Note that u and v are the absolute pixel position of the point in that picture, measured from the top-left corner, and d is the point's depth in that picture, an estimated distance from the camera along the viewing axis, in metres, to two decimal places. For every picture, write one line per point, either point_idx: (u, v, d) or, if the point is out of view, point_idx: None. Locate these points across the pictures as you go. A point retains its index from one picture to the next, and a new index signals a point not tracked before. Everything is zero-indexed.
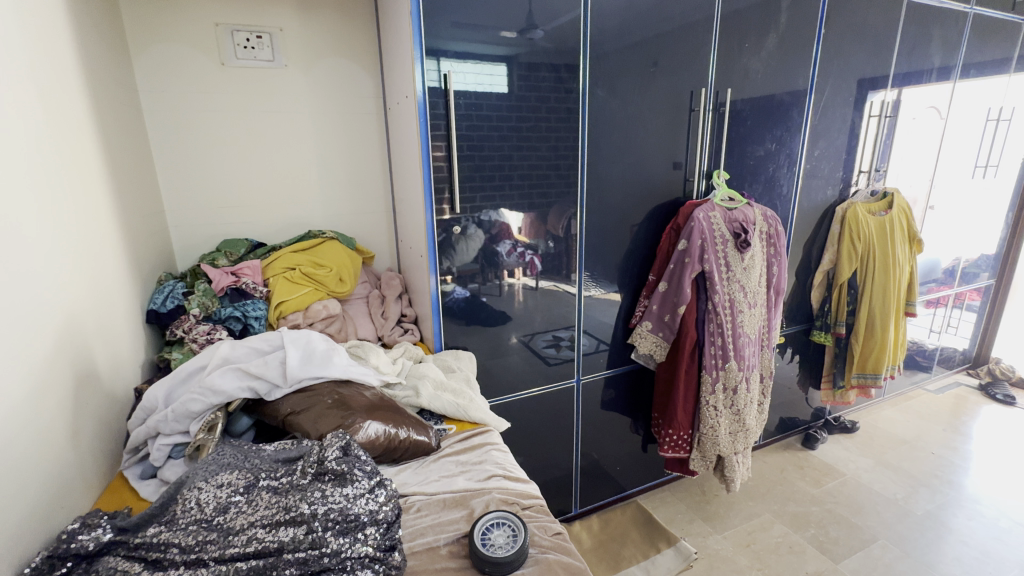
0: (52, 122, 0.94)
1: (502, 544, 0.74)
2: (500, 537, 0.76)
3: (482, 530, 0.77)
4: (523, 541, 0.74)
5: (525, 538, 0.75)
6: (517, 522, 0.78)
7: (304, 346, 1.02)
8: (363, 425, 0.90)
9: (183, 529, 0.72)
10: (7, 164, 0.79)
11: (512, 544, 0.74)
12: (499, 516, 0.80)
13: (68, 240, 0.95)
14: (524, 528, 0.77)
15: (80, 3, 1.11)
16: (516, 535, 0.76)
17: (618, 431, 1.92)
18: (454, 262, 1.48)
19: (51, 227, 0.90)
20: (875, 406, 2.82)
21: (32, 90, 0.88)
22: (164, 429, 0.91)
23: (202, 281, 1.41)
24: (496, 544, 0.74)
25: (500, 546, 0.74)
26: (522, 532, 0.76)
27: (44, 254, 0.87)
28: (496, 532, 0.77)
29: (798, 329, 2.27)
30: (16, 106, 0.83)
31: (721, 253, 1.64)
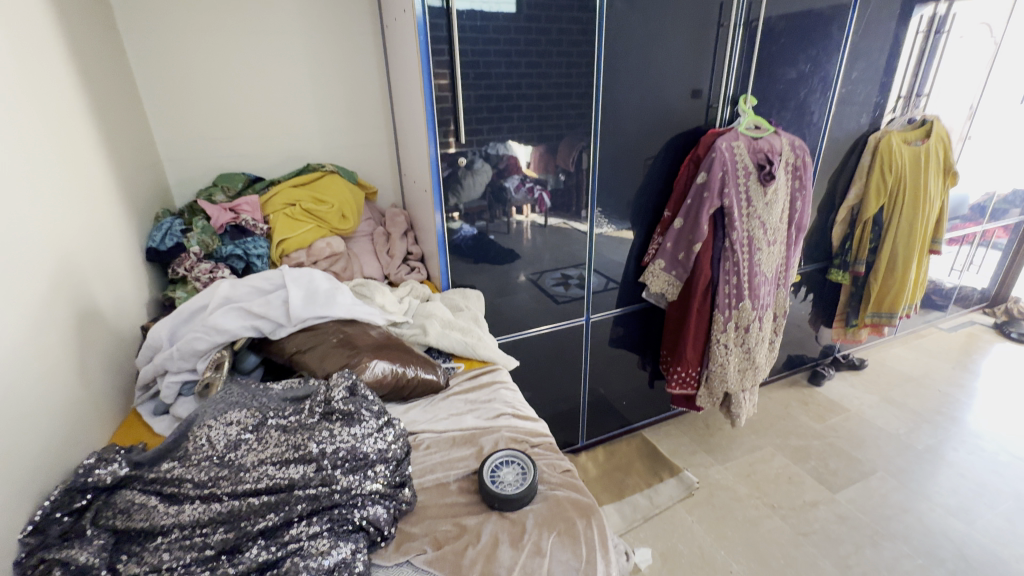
0: (15, 41, 0.85)
1: (511, 481, 0.75)
2: (508, 475, 0.76)
3: (490, 468, 0.77)
4: (533, 478, 0.75)
5: (535, 475, 0.76)
6: (525, 459, 0.79)
7: (306, 285, 0.98)
8: (369, 364, 0.88)
9: (195, 465, 0.72)
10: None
11: (521, 481, 0.75)
12: (507, 454, 0.80)
13: (51, 176, 0.89)
14: (534, 466, 0.77)
15: None
16: (525, 473, 0.76)
17: (626, 367, 1.93)
18: (461, 198, 1.41)
19: (30, 160, 0.84)
20: (885, 344, 2.80)
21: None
22: (171, 366, 0.91)
23: (200, 218, 1.35)
24: (504, 482, 0.75)
25: (509, 484, 0.74)
26: (531, 469, 0.77)
27: (26, 190, 0.81)
28: (505, 469, 0.78)
29: (815, 267, 2.21)
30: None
31: (742, 186, 1.55)
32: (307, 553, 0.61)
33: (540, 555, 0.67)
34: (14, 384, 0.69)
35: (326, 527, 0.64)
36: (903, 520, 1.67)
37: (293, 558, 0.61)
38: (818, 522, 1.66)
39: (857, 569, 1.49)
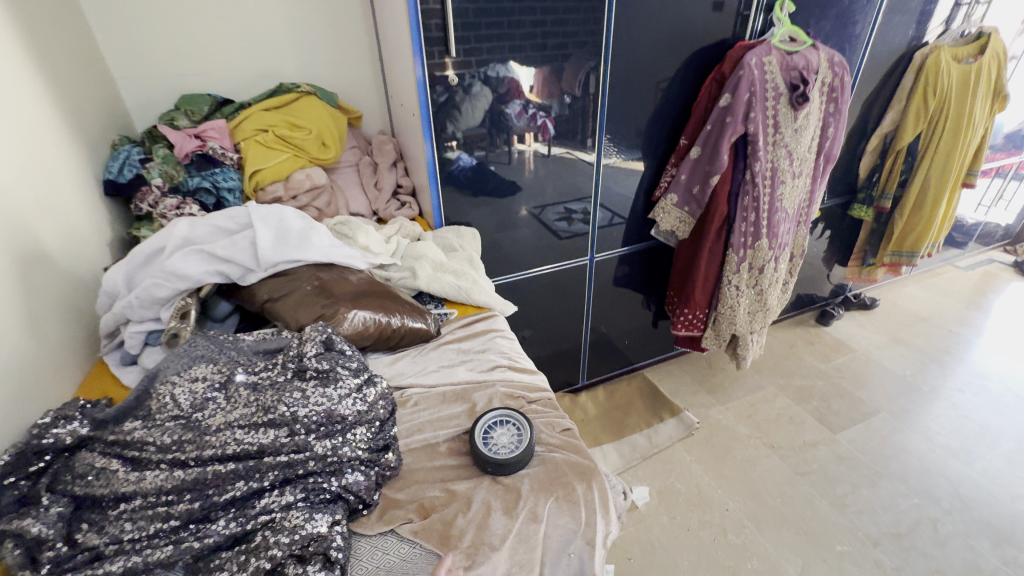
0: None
1: (506, 444, 0.69)
2: (503, 437, 0.70)
3: (482, 429, 0.71)
4: (528, 441, 0.69)
5: (530, 437, 0.70)
6: (522, 420, 0.72)
7: (276, 225, 0.87)
8: (348, 314, 0.79)
9: (159, 426, 0.66)
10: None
11: (516, 443, 0.69)
12: (502, 414, 0.74)
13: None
14: (530, 427, 0.71)
15: None
16: (521, 435, 0.70)
17: (629, 307, 1.86)
18: (459, 125, 1.25)
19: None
20: (897, 282, 2.71)
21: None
22: (133, 315, 0.82)
23: (161, 146, 1.21)
24: (498, 445, 0.69)
25: (503, 447, 0.68)
26: (527, 432, 0.70)
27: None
28: (499, 430, 0.71)
29: (837, 202, 2.06)
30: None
31: (770, 110, 1.37)
32: (280, 527, 0.56)
33: (536, 521, 0.63)
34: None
35: (300, 497, 0.58)
36: (902, 460, 1.67)
37: (265, 532, 0.56)
38: (816, 461, 1.67)
39: (852, 508, 1.51)
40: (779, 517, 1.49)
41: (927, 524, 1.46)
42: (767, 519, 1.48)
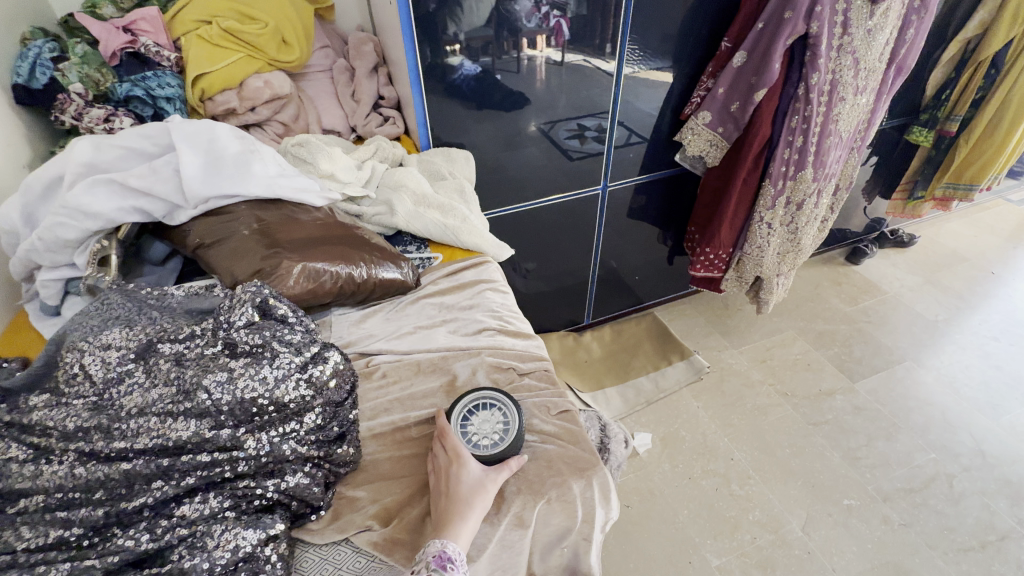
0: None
1: (487, 437, 0.56)
2: (484, 426, 0.58)
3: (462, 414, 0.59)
4: (509, 443, 0.56)
5: (514, 439, 0.56)
6: (513, 410, 0.58)
7: (206, 148, 0.68)
8: (294, 267, 0.63)
9: (66, 405, 0.53)
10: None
11: (500, 438, 0.57)
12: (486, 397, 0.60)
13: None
14: (518, 425, 0.57)
15: None
16: (507, 427, 0.57)
17: (644, 242, 1.68)
18: (462, 26, 1.01)
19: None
20: (941, 216, 2.46)
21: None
22: (42, 261, 0.67)
23: (80, 41, 0.98)
24: (478, 436, 0.56)
25: (483, 440, 0.56)
26: (515, 426, 0.57)
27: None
28: (481, 416, 0.59)
29: (893, 124, 1.78)
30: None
31: (841, 4, 1.08)
32: (200, 546, 0.45)
33: (522, 527, 0.53)
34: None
35: (228, 506, 0.47)
36: (924, 412, 1.58)
37: (181, 550, 0.45)
38: (832, 411, 1.58)
39: (865, 462, 1.44)
40: (787, 469, 1.43)
41: (942, 480, 1.40)
42: (774, 471, 1.42)
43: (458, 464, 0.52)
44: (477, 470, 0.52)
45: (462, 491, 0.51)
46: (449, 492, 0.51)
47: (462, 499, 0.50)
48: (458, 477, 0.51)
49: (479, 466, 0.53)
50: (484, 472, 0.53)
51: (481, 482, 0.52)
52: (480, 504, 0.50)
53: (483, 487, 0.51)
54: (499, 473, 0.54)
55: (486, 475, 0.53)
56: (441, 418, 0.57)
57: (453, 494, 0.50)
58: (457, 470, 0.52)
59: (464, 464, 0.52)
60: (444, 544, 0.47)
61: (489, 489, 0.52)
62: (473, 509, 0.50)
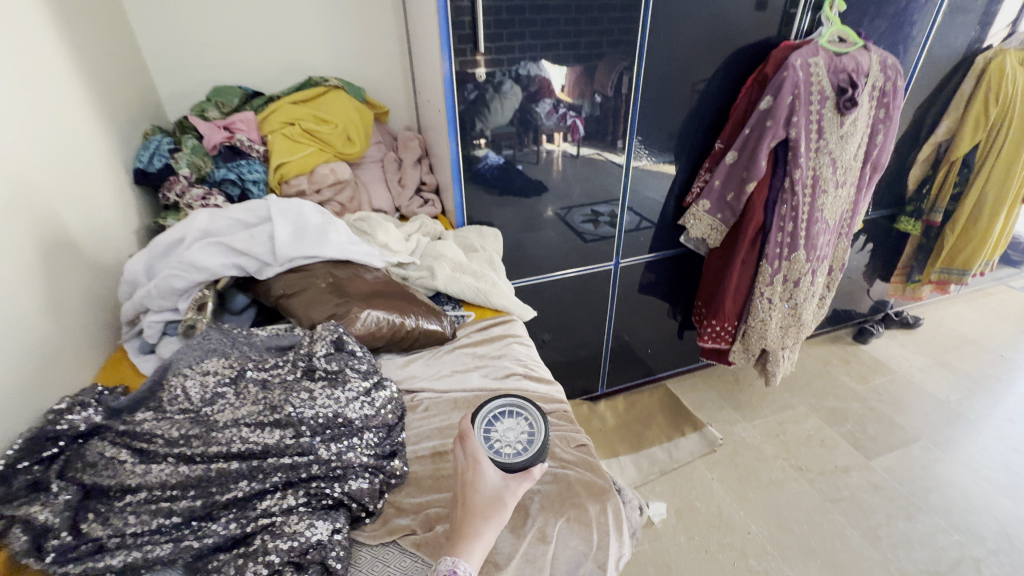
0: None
1: (510, 445, 0.63)
2: (509, 434, 0.65)
3: (491, 419, 0.67)
4: (531, 450, 0.62)
5: (537, 448, 0.63)
6: (539, 426, 0.66)
7: (294, 219, 0.86)
8: (361, 313, 0.77)
9: (168, 419, 0.65)
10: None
11: (523, 446, 0.63)
12: (515, 403, 0.69)
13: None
14: (541, 438, 0.64)
15: None
16: (532, 439, 0.64)
17: (654, 315, 1.80)
18: (487, 123, 1.23)
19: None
20: (944, 301, 2.54)
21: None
22: (152, 305, 0.83)
23: (191, 136, 1.22)
24: (501, 443, 0.64)
25: (506, 448, 0.63)
26: (539, 438, 0.64)
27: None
28: (509, 425, 0.67)
29: (882, 215, 1.94)
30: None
31: (814, 115, 1.29)
32: (280, 532, 0.54)
33: (544, 542, 0.60)
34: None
35: (302, 501, 0.57)
36: (943, 493, 1.56)
37: (264, 536, 0.54)
38: (848, 488, 1.57)
39: (886, 542, 1.42)
40: (805, 547, 1.41)
41: (969, 564, 1.36)
42: (792, 547, 1.40)
43: (475, 470, 0.58)
44: (494, 480, 0.58)
45: (477, 503, 0.56)
46: (466, 503, 0.56)
47: (477, 512, 0.55)
48: (474, 485, 0.57)
49: (496, 476, 0.58)
50: (501, 483, 0.58)
51: (497, 494, 0.57)
52: (493, 518, 0.55)
53: (495, 500, 0.56)
54: (518, 485, 0.58)
55: (503, 487, 0.58)
56: (467, 419, 0.64)
57: (469, 505, 0.56)
58: (474, 478, 0.58)
59: (481, 472, 0.58)
60: (455, 563, 0.51)
61: (504, 504, 0.56)
62: (487, 523, 0.54)
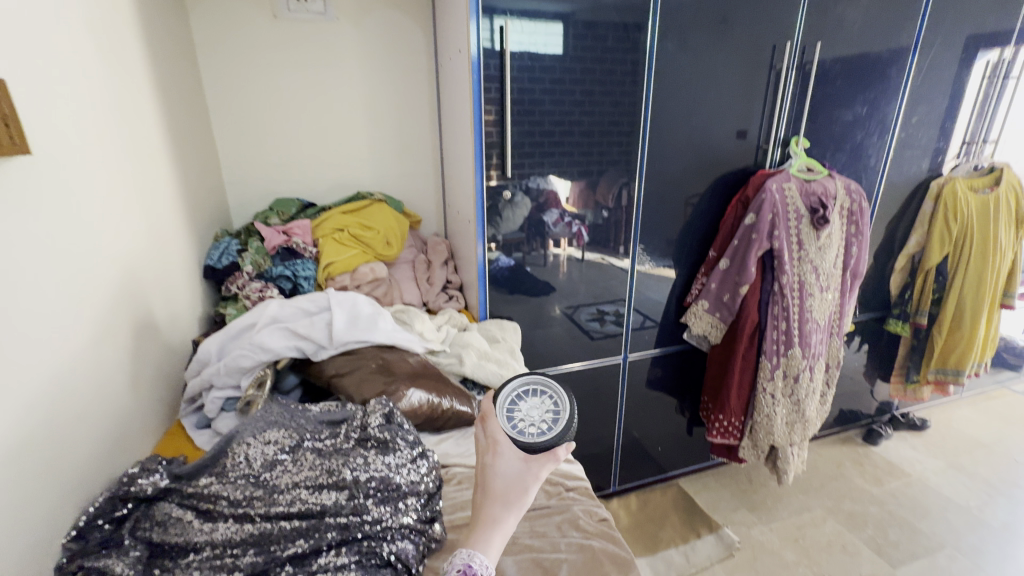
0: (100, 56, 0.89)
1: (534, 424, 0.70)
2: (533, 413, 0.72)
3: (517, 397, 0.74)
4: (554, 430, 0.69)
5: (559, 427, 0.69)
6: (562, 407, 0.72)
7: (350, 309, 1.00)
8: (406, 392, 0.88)
9: (232, 483, 0.72)
10: (51, 95, 0.74)
11: (547, 423, 0.70)
12: (541, 384, 0.76)
13: (123, 184, 0.93)
14: (564, 421, 0.70)
15: None
16: (554, 419, 0.71)
17: (663, 411, 1.85)
18: (499, 229, 1.42)
19: (104, 166, 0.87)
20: (950, 404, 2.57)
21: (75, 17, 0.83)
22: (217, 382, 0.93)
23: (255, 239, 1.42)
24: (525, 422, 0.70)
25: (530, 427, 0.69)
26: (561, 420, 0.70)
27: (98, 197, 0.85)
28: (535, 405, 0.73)
29: (871, 317, 2.07)
30: (54, 27, 0.77)
31: (792, 230, 1.49)
32: None
33: None
34: (58, 399, 0.70)
35: (355, 558, 0.62)
36: None
37: None
38: None
39: None
40: None
41: None
42: None
43: (494, 453, 0.64)
44: (513, 463, 0.64)
45: (496, 487, 0.62)
46: (486, 487, 0.62)
47: (496, 496, 0.61)
48: (494, 467, 0.64)
49: (516, 459, 0.64)
50: (521, 468, 0.63)
51: (514, 478, 0.62)
52: (509, 501, 0.60)
53: (512, 481, 0.62)
54: (538, 469, 0.63)
55: (523, 470, 0.63)
56: (490, 401, 0.71)
57: (489, 488, 0.62)
58: (493, 461, 0.64)
59: (499, 454, 0.64)
60: (472, 555, 0.56)
61: (522, 489, 0.61)
62: (504, 506, 0.60)
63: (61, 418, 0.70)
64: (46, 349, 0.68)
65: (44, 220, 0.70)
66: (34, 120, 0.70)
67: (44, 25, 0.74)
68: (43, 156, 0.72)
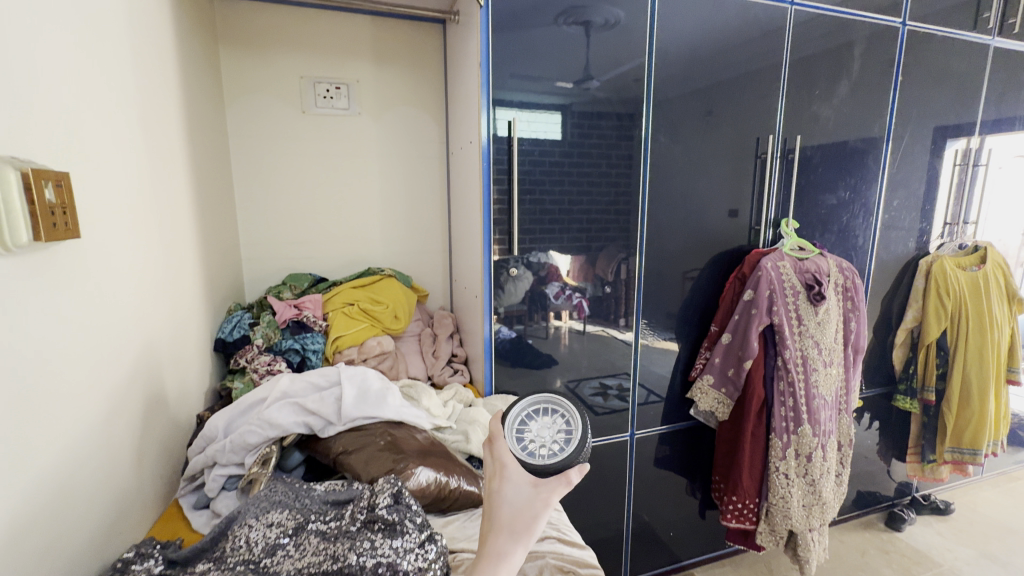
0: (147, 146, 0.98)
1: (545, 446, 0.66)
2: (544, 432, 0.69)
3: (525, 417, 0.69)
4: (569, 450, 0.65)
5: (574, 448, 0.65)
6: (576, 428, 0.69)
7: (359, 384, 1.02)
8: (415, 471, 0.87)
9: (229, 569, 0.67)
10: (102, 183, 0.81)
11: (559, 444, 0.66)
12: (552, 402, 0.72)
13: (153, 259, 0.98)
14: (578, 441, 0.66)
15: (190, 71, 1.25)
16: (565, 439, 0.67)
17: (673, 492, 1.78)
18: (501, 302, 1.46)
19: (138, 243, 0.92)
20: (972, 486, 2.46)
21: (131, 116, 0.92)
22: (221, 460, 0.92)
23: (267, 313, 1.45)
24: (536, 443, 0.66)
25: (541, 449, 0.65)
26: (574, 442, 0.67)
27: (132, 273, 0.89)
28: (545, 424, 0.70)
29: (878, 392, 2.05)
30: (112, 124, 0.85)
31: (791, 305, 1.54)
32: None
33: None
34: (66, 478, 0.69)
35: None
36: None
37: None
38: None
39: None
40: None
41: None
42: None
43: (500, 477, 0.54)
44: (522, 488, 0.53)
45: (502, 517, 0.51)
46: (491, 516, 0.52)
47: (502, 528, 0.50)
48: (501, 493, 0.53)
49: (526, 483, 0.53)
50: (529, 494, 0.52)
51: (524, 506, 0.51)
52: (517, 534, 0.50)
53: (521, 509, 0.51)
54: (550, 494, 0.52)
55: (532, 496, 0.52)
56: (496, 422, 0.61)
57: (494, 518, 0.51)
58: (500, 486, 0.53)
59: (506, 480, 0.54)
60: None
61: (533, 519, 0.51)
62: (511, 540, 0.49)
63: (64, 497, 0.68)
64: (62, 427, 0.68)
65: (80, 293, 0.73)
66: (86, 204, 0.76)
67: (105, 120, 0.83)
68: (91, 237, 0.77)
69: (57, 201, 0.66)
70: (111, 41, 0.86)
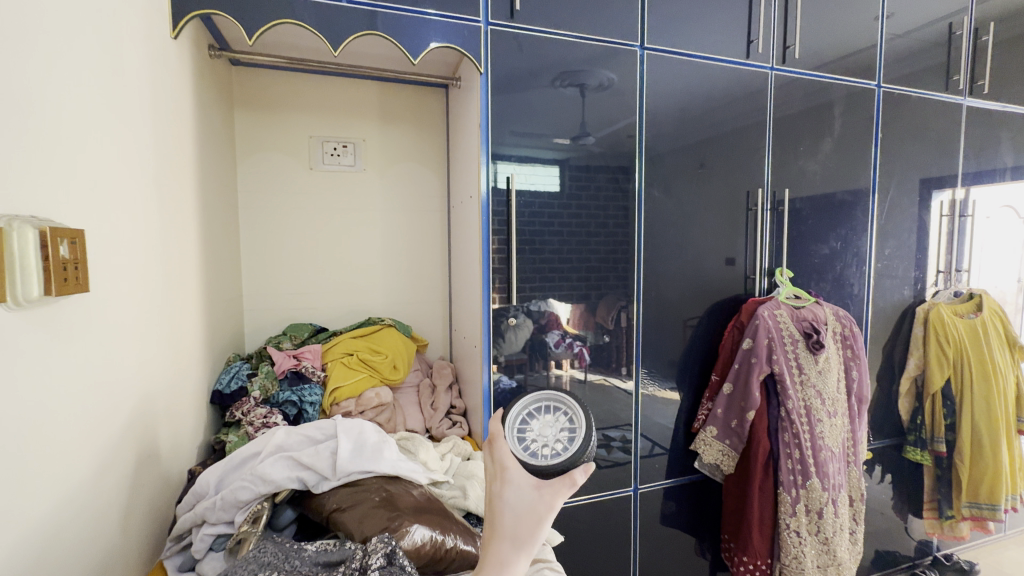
0: (159, 202, 1.02)
1: None
2: None
3: None
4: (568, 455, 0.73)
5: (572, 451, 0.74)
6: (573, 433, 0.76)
7: (356, 437, 1.00)
8: (409, 529, 0.84)
9: None
10: (114, 237, 0.84)
11: None
12: None
13: (158, 310, 1.00)
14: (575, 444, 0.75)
15: (205, 131, 1.33)
16: None
17: (682, 552, 1.69)
18: (501, 350, 1.46)
19: (143, 294, 0.94)
20: (996, 545, 2.34)
21: (147, 175, 0.97)
22: (210, 517, 0.89)
23: (266, 363, 1.45)
24: None
25: None
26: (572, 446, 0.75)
27: (135, 325, 0.91)
28: None
29: (888, 443, 1.99)
30: (128, 184, 0.90)
31: (790, 353, 1.54)
32: None
33: None
34: (51, 535, 0.67)
35: None
36: None
37: None
38: None
39: None
40: None
41: None
42: None
43: (500, 481, 0.49)
44: (526, 492, 0.48)
45: (505, 523, 0.47)
46: (493, 521, 0.48)
47: (505, 536, 0.46)
48: (501, 496, 0.48)
49: (529, 487, 0.48)
50: (533, 496, 0.48)
51: (527, 511, 0.47)
52: (519, 542, 0.45)
53: (524, 513, 0.47)
54: (555, 496, 0.48)
55: (535, 499, 0.47)
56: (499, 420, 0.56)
57: (495, 525, 0.47)
58: (500, 490, 0.49)
59: (507, 483, 0.49)
60: None
61: (537, 524, 0.46)
62: (513, 549, 0.45)
63: (47, 556, 0.66)
64: (53, 479, 0.67)
65: (82, 344, 0.75)
66: (96, 257, 0.78)
67: (120, 179, 0.87)
68: (97, 290, 0.79)
69: (70, 257, 0.68)
70: (134, 107, 0.92)
